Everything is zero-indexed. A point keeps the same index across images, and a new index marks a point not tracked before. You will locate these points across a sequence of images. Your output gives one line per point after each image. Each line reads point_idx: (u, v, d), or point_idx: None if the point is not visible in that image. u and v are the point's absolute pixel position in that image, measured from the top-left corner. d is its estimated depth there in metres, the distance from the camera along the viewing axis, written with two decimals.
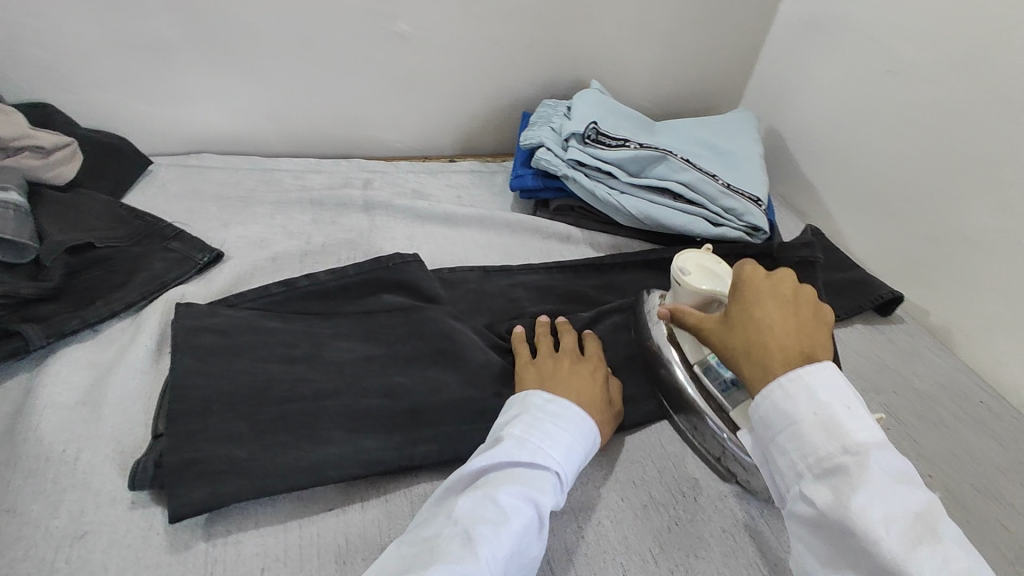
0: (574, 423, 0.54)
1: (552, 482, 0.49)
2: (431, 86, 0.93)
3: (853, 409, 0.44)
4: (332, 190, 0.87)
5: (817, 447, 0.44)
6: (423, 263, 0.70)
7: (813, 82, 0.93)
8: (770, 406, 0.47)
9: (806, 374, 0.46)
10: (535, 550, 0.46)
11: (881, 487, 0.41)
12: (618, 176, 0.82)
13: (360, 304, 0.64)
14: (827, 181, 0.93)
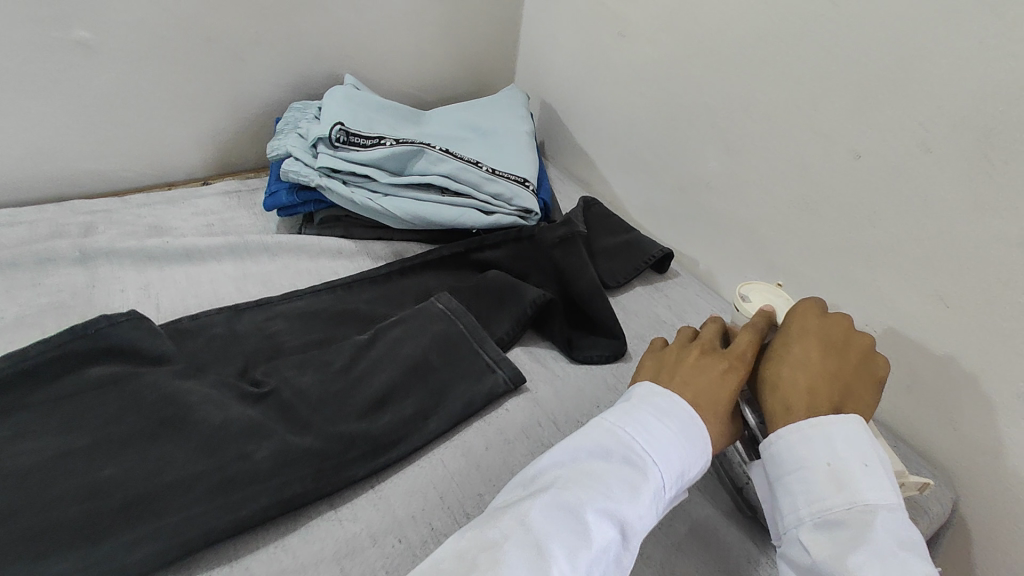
0: (683, 415, 0.46)
1: (649, 492, 0.42)
2: (147, 101, 0.79)
3: (870, 468, 0.41)
4: (34, 243, 0.69)
5: (823, 496, 0.41)
6: (143, 320, 0.57)
7: (567, 54, 0.95)
8: (786, 444, 0.44)
9: (828, 424, 0.44)
10: (616, 570, 0.41)
11: (880, 542, 0.38)
12: (376, 178, 0.76)
13: (55, 387, 0.51)
14: (597, 147, 0.95)
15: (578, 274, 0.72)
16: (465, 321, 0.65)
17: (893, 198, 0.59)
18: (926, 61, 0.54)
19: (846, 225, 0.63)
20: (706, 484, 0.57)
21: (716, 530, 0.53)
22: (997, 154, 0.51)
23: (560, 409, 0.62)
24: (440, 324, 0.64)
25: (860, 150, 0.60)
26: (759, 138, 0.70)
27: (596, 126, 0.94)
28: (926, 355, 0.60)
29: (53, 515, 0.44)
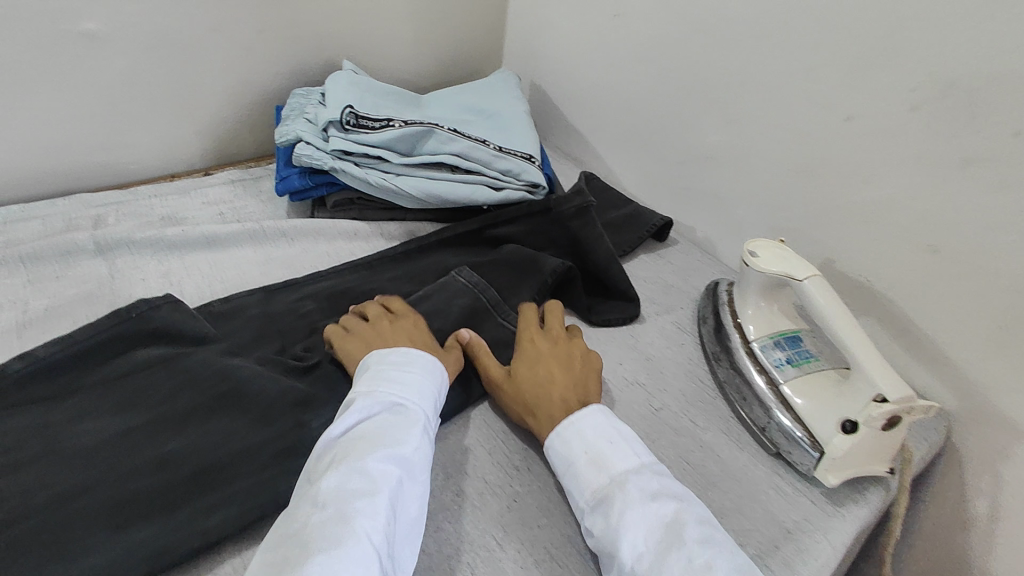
0: (422, 368, 0.54)
1: (415, 430, 0.49)
2: (151, 92, 0.79)
3: (614, 445, 0.51)
4: (50, 237, 0.71)
5: (591, 481, 0.50)
6: (182, 305, 0.59)
7: (561, 36, 0.97)
8: (557, 446, 0.52)
9: (575, 420, 0.53)
10: (419, 502, 0.47)
11: (643, 505, 0.47)
12: (389, 159, 0.78)
13: (110, 369, 0.53)
14: (592, 125, 0.99)
15: (594, 246, 0.75)
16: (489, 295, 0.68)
17: (884, 159, 0.64)
18: (909, 29, 0.59)
19: (841, 185, 0.69)
20: (729, 428, 0.62)
21: (745, 468, 0.58)
22: (978, 111, 0.57)
23: None
24: (465, 298, 0.67)
25: (850, 113, 0.66)
26: (754, 108, 0.75)
27: (591, 105, 0.97)
28: (916, 299, 0.66)
29: (129, 486, 0.45)
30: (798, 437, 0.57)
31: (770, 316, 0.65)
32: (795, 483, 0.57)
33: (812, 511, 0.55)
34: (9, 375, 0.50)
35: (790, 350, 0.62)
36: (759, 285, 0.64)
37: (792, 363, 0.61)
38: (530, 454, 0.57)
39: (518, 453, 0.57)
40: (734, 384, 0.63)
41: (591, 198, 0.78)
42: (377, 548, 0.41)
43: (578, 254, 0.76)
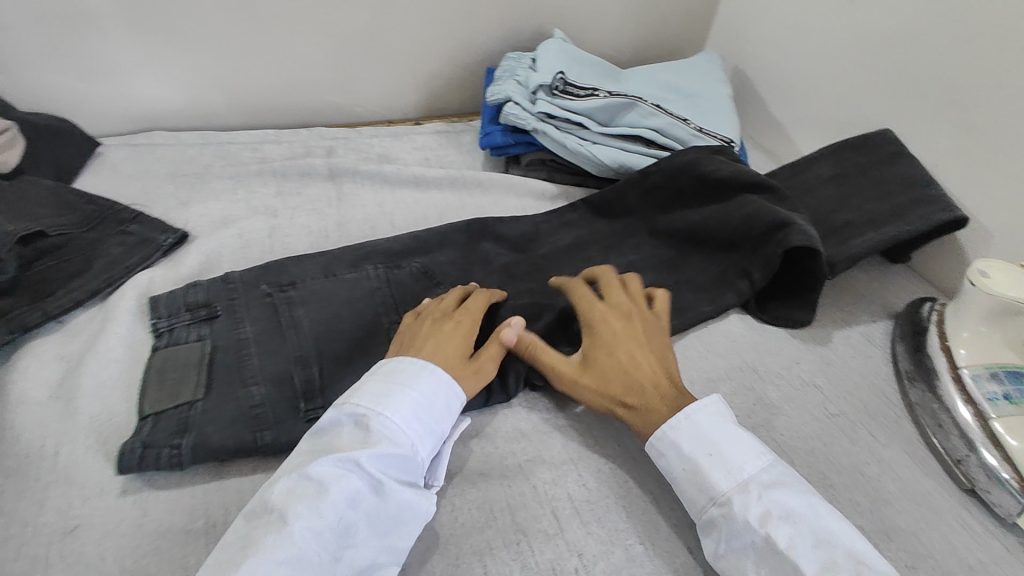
0: (417, 378, 0.49)
1: (386, 440, 0.45)
2: (385, 44, 0.89)
3: (714, 458, 0.46)
4: (295, 159, 0.83)
5: (692, 499, 0.47)
6: (418, 246, 0.70)
7: (776, 21, 0.93)
8: (655, 456, 0.49)
9: (669, 432, 0.49)
10: (389, 522, 0.44)
11: (748, 531, 0.43)
12: (589, 126, 0.80)
13: (394, 273, 0.65)
14: (793, 117, 0.94)
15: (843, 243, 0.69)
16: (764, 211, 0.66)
17: None
18: None
19: None
20: (915, 452, 0.57)
21: (930, 495, 0.54)
22: None
23: (759, 360, 0.64)
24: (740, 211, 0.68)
25: None
26: (1006, 116, 0.66)
27: (799, 95, 0.92)
28: None
29: None
30: (1002, 478, 0.52)
31: (990, 345, 0.59)
32: (988, 525, 0.52)
33: (1005, 557, 0.50)
34: (327, 269, 0.65)
35: (1010, 386, 0.56)
36: (984, 308, 0.58)
37: (1010, 400, 0.55)
38: None
39: None
40: (929, 409, 0.58)
41: (901, 200, 0.71)
42: (320, 556, 0.40)
43: (835, 208, 0.74)
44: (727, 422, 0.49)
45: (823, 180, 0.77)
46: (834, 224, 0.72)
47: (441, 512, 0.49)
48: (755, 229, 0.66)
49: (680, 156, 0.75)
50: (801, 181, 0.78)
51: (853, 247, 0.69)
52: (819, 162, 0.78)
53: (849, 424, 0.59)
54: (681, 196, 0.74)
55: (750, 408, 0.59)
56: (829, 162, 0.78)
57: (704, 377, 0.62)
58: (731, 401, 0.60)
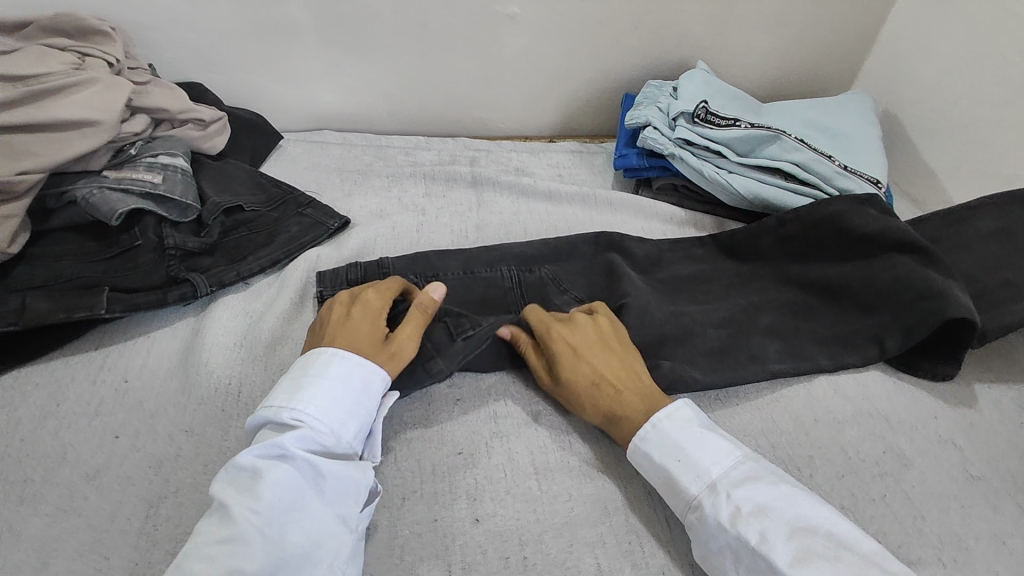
0: (327, 367, 0.51)
1: (313, 426, 0.47)
2: (534, 66, 0.95)
3: (684, 461, 0.49)
4: (443, 166, 0.91)
5: (673, 503, 0.49)
6: (550, 254, 0.74)
7: (939, 65, 0.90)
8: (635, 466, 0.52)
9: (641, 442, 0.51)
10: (325, 494, 0.46)
11: (721, 532, 0.45)
12: (727, 156, 0.82)
13: (526, 276, 0.70)
14: (949, 166, 0.89)
15: (1002, 307, 0.66)
16: (917, 276, 0.64)
17: None
18: None
19: None
20: None
21: None
22: None
23: (892, 409, 0.61)
24: (886, 271, 0.66)
25: None
26: None
27: (959, 145, 0.87)
28: None
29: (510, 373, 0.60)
30: None
31: None
32: None
33: None
34: (466, 266, 0.70)
35: None
36: None
37: None
38: (817, 459, 0.57)
39: (805, 456, 0.57)
40: None
41: None
42: (261, 534, 0.42)
43: (994, 265, 0.69)
44: (692, 424, 0.51)
45: (983, 233, 0.71)
46: (990, 283, 0.68)
47: (557, 501, 0.51)
48: (904, 293, 0.64)
49: (825, 204, 0.71)
50: (957, 232, 0.72)
51: (1011, 313, 0.65)
52: (978, 215, 0.72)
53: (992, 491, 0.55)
54: (822, 247, 0.71)
55: (880, 457, 0.57)
56: (992, 217, 0.72)
57: (832, 416, 0.60)
58: (859, 445, 0.58)
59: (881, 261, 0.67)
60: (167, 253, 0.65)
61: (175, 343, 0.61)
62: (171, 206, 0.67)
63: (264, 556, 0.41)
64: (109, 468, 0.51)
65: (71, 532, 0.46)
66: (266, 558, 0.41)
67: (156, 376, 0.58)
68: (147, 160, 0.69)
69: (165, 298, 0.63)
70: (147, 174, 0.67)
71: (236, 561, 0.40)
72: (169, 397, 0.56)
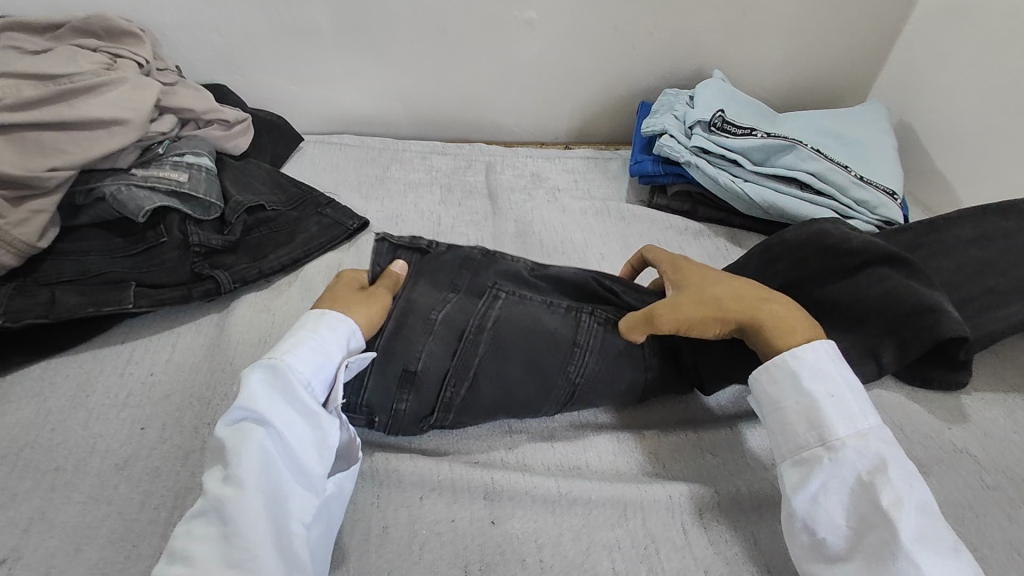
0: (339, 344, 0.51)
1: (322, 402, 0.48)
2: (550, 73, 0.96)
3: (836, 400, 0.49)
4: (458, 172, 0.92)
5: (797, 433, 0.49)
6: None
7: (952, 74, 0.91)
8: (764, 385, 0.52)
9: (794, 367, 0.51)
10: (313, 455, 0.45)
11: (849, 473, 0.47)
12: (743, 164, 0.82)
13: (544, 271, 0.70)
14: (963, 174, 0.90)
15: (986, 317, 0.66)
16: (905, 291, 0.63)
17: None
18: None
19: None
20: None
21: None
22: None
23: (908, 417, 0.61)
24: (874, 285, 0.64)
25: None
26: None
27: (972, 155, 0.88)
28: None
29: None
30: None
31: None
32: None
33: None
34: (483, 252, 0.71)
35: None
36: None
37: None
38: None
39: None
40: None
41: None
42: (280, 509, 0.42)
43: (976, 273, 0.69)
44: (848, 373, 0.51)
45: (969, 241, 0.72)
46: (973, 289, 0.68)
47: (577, 503, 0.52)
48: (897, 308, 0.62)
49: (806, 228, 0.68)
50: (938, 240, 0.73)
51: (997, 318, 0.66)
52: (961, 224, 0.73)
53: (1011, 500, 0.55)
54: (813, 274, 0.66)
55: None
56: (969, 224, 0.73)
57: None
58: None
59: (871, 274, 0.65)
60: (190, 250, 0.66)
61: (199, 339, 0.62)
62: (195, 204, 0.68)
63: (274, 519, 0.42)
64: (137, 459, 0.52)
65: (101, 521, 0.47)
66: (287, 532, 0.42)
67: (181, 370, 0.59)
68: (173, 159, 0.70)
69: (189, 294, 0.64)
70: (173, 173, 0.68)
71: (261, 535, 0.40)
72: (194, 390, 0.57)
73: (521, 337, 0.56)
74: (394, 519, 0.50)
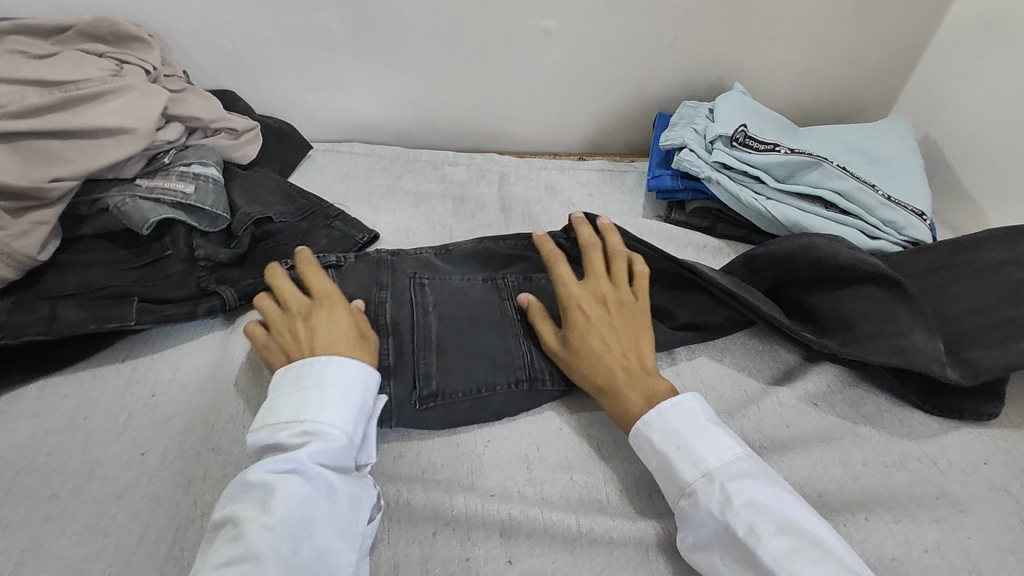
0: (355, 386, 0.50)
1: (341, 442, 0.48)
2: (566, 83, 0.94)
3: (680, 448, 0.50)
4: (471, 184, 0.90)
5: (672, 488, 0.50)
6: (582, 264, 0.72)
7: (980, 90, 0.88)
8: (635, 447, 0.53)
9: (641, 422, 0.52)
10: (338, 510, 0.45)
11: (711, 519, 0.47)
12: (766, 181, 0.80)
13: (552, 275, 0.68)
14: (992, 192, 0.87)
15: (1002, 345, 0.62)
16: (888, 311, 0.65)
17: None
18: None
19: None
20: None
21: None
22: None
23: (942, 451, 0.59)
24: (861, 303, 0.66)
25: None
26: None
27: (1001, 173, 0.85)
28: None
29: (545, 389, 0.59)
30: None
31: None
32: None
33: None
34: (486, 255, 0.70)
35: None
36: None
37: None
38: (864, 504, 0.54)
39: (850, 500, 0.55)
40: None
41: None
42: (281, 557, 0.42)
43: (999, 299, 0.65)
44: (698, 416, 0.51)
45: (992, 265, 0.67)
46: (993, 318, 0.64)
47: (597, 542, 0.49)
48: (882, 325, 0.64)
49: (797, 240, 0.70)
50: (961, 262, 0.69)
51: (1014, 350, 0.61)
52: (986, 247, 0.69)
53: None
54: (806, 283, 0.69)
55: (933, 503, 0.54)
56: (998, 248, 0.68)
57: (878, 457, 0.58)
58: (910, 490, 0.55)
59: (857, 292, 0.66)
60: (197, 264, 0.64)
61: (204, 357, 0.60)
62: (201, 216, 0.66)
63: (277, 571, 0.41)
64: (136, 487, 0.49)
65: (97, 554, 0.45)
66: None
67: (183, 391, 0.57)
68: (180, 169, 0.68)
69: (194, 311, 0.62)
70: (180, 184, 0.66)
71: None
72: (197, 413, 0.54)
73: (457, 311, 0.62)
74: (405, 556, 0.48)
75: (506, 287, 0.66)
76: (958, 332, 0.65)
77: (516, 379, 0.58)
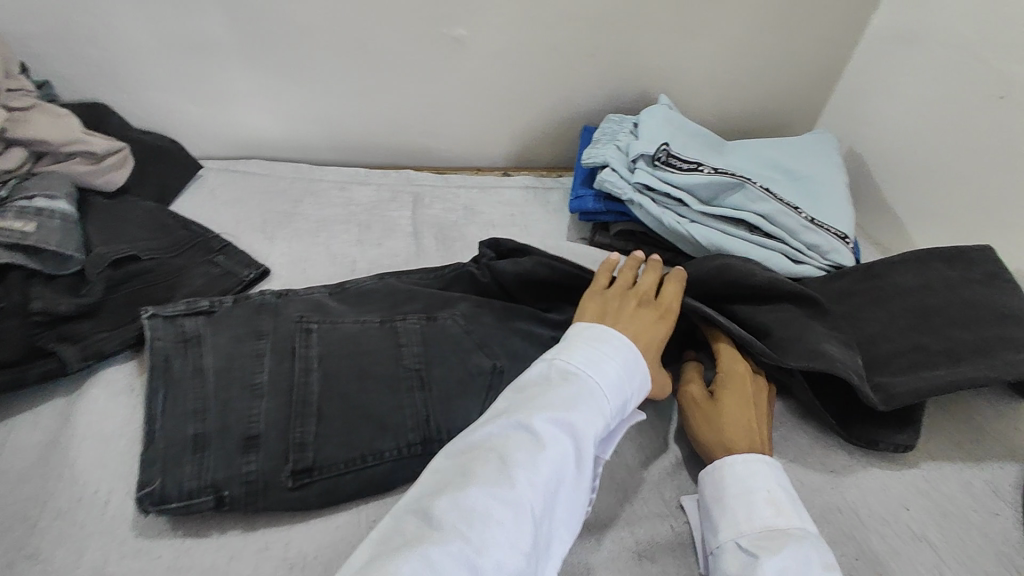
0: (620, 362, 0.51)
1: (592, 408, 0.48)
2: (484, 95, 0.88)
3: (798, 501, 0.50)
4: (380, 206, 0.82)
5: (767, 514, 0.48)
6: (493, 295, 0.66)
7: (901, 103, 0.86)
8: (739, 468, 0.51)
9: (771, 461, 0.52)
10: (576, 486, 0.45)
11: (812, 561, 0.45)
12: (689, 204, 0.76)
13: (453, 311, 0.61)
14: (914, 207, 0.86)
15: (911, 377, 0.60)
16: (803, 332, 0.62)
17: None
18: None
19: None
20: None
21: None
22: None
23: (860, 499, 0.56)
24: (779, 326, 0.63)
25: None
26: None
27: (922, 189, 0.84)
28: None
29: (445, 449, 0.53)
30: None
31: None
32: None
33: None
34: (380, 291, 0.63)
35: None
36: None
37: None
38: None
39: None
40: None
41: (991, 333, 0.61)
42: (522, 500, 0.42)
43: (910, 326, 0.64)
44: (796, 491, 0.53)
45: (903, 293, 0.66)
46: (903, 345, 0.62)
47: None
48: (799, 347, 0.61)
49: (713, 259, 0.66)
50: (874, 286, 0.67)
51: (923, 378, 0.59)
52: (898, 271, 0.68)
53: None
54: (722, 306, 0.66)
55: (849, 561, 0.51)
56: (909, 272, 0.67)
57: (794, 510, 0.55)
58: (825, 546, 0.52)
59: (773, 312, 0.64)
60: (31, 319, 0.54)
61: (38, 434, 0.51)
62: (45, 258, 0.57)
63: (519, 510, 0.41)
64: None
65: None
66: (528, 533, 0.41)
67: (4, 480, 0.48)
68: (20, 202, 0.58)
69: (25, 376, 0.53)
70: (17, 222, 0.56)
71: (487, 521, 0.40)
72: (15, 510, 0.47)
73: (348, 362, 0.54)
74: None
75: (405, 331, 0.57)
76: (870, 358, 0.62)
77: (408, 443, 0.51)
